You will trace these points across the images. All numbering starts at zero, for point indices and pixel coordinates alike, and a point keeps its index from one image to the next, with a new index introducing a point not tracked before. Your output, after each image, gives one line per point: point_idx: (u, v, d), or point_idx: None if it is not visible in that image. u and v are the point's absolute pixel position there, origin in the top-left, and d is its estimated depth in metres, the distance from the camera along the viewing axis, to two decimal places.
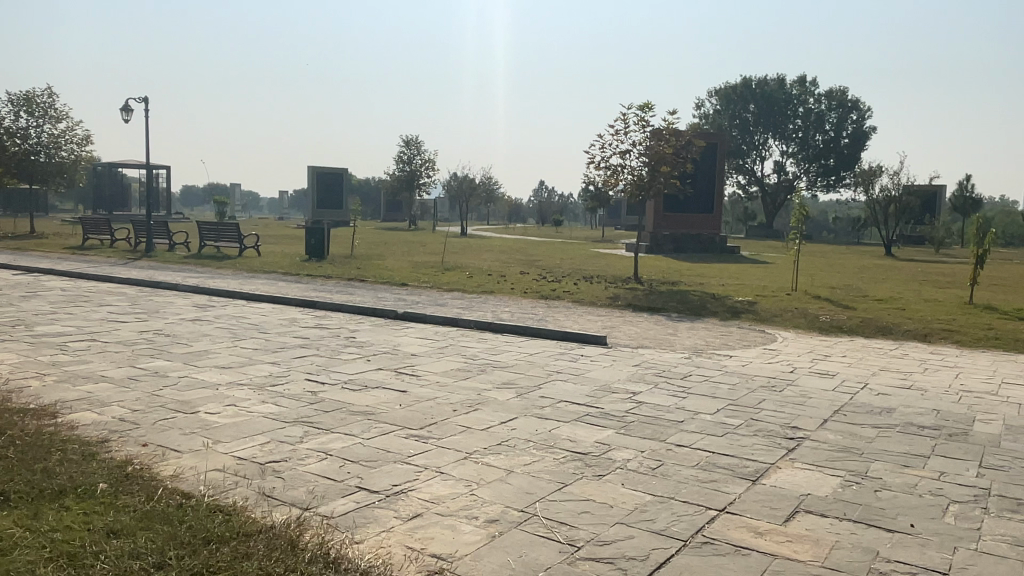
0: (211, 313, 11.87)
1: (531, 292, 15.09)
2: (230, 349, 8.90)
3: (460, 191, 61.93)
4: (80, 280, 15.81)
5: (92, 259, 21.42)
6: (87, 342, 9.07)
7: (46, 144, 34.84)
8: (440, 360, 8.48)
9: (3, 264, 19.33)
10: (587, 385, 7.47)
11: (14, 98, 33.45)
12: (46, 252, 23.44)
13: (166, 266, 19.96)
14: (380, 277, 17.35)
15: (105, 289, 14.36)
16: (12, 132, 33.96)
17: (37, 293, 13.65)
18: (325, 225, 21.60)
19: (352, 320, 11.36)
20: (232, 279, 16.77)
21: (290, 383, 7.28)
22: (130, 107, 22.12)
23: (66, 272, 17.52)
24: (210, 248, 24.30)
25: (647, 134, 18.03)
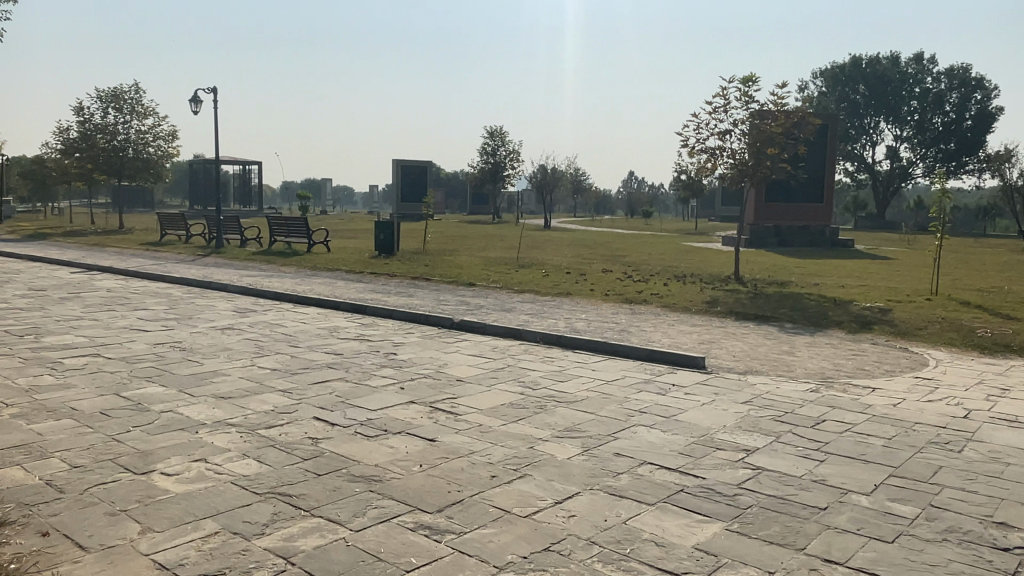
0: (247, 319, 10.53)
1: (614, 294, 13.13)
2: (243, 370, 7.40)
3: (545, 182, 60.04)
4: (133, 279, 14.97)
5: (161, 256, 20.84)
6: (86, 359, 7.79)
7: (133, 139, 35.43)
8: (491, 391, 6.68)
9: (70, 260, 18.94)
10: (682, 436, 5.49)
11: (103, 95, 34.23)
12: (122, 249, 23.21)
13: (230, 263, 19.11)
14: (447, 276, 15.78)
15: (151, 290, 13.36)
16: (102, 128, 34.76)
17: (79, 295, 12.78)
18: (394, 219, 20.24)
19: (400, 330, 9.74)
20: (290, 278, 15.59)
21: (290, 424, 5.65)
22: (199, 98, 21.57)
23: (125, 270, 16.83)
24: (282, 243, 23.51)
25: (751, 112, 15.65)
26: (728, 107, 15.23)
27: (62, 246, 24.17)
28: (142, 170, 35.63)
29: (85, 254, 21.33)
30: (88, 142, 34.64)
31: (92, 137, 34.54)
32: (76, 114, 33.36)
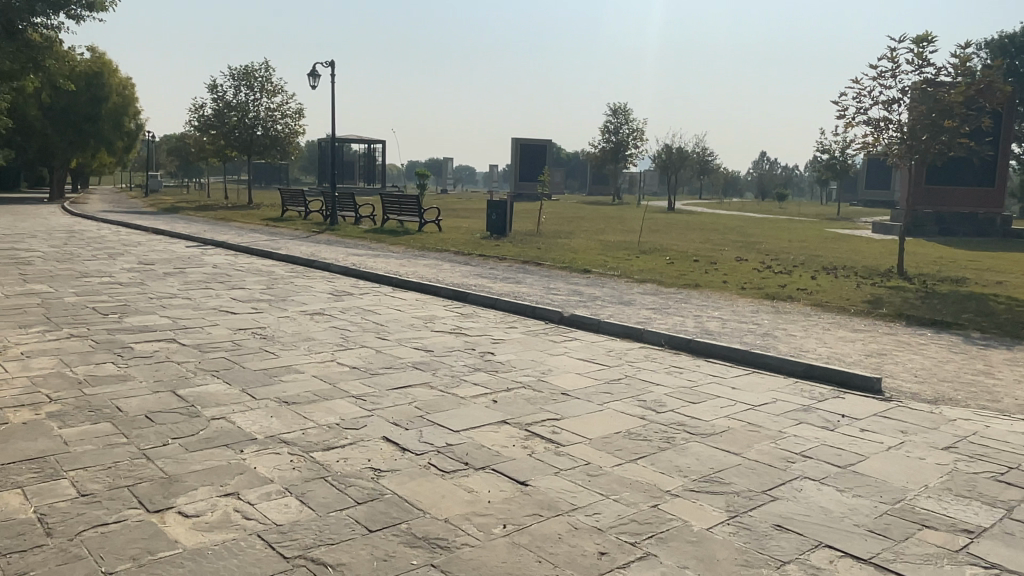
0: (341, 303, 9.69)
1: (752, 288, 11.40)
2: (319, 367, 6.43)
3: (671, 162, 57.32)
4: (241, 255, 14.68)
5: (276, 232, 20.77)
6: (160, 344, 7.09)
7: (263, 117, 36.18)
8: (604, 412, 5.36)
9: (191, 234, 19.11)
10: (868, 502, 3.97)
11: (235, 73, 35.19)
12: (244, 224, 23.49)
13: (342, 241, 18.69)
14: (561, 260, 14.52)
15: (254, 268, 12.89)
16: (234, 105, 35.73)
17: (183, 270, 12.47)
18: (508, 198, 19.13)
19: (503, 324, 8.56)
20: (396, 258, 14.83)
21: (353, 445, 4.57)
22: (317, 72, 21.32)
23: (237, 245, 16.66)
24: (395, 221, 23.00)
25: (925, 77, 13.34)
26: (897, 70, 13.02)
27: (190, 220, 24.80)
28: (270, 147, 36.37)
29: (207, 228, 21.65)
30: (222, 119, 35.76)
31: (225, 114, 35.66)
32: (211, 92, 34.43)
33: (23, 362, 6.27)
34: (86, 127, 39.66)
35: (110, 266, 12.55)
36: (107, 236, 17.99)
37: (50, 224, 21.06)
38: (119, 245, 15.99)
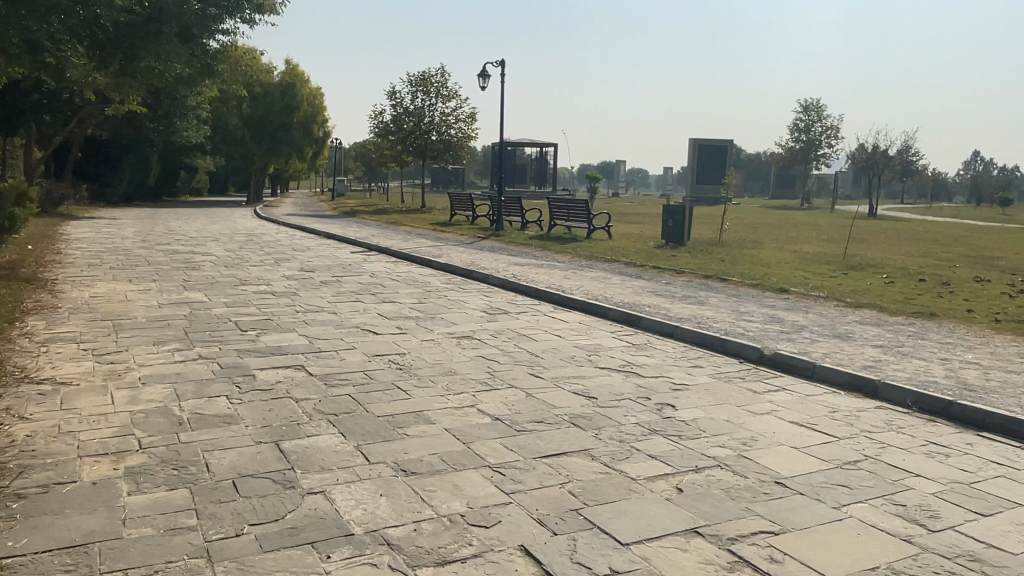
0: (494, 324, 8.48)
1: (1010, 320, 8.89)
2: (454, 416, 5.17)
3: (870, 162, 51.79)
4: (401, 263, 14.06)
5: (442, 237, 20.27)
6: (285, 373, 6.20)
7: (438, 122, 36.47)
8: (844, 527, 3.65)
9: (359, 238, 19.04)
10: None
11: (413, 79, 35.69)
12: (412, 229, 23.31)
13: (506, 248, 17.73)
14: (751, 275, 12.55)
15: (410, 278, 12.11)
16: (411, 111, 36.31)
17: (338, 279, 11.92)
18: (687, 203, 17.24)
19: (685, 362, 6.92)
20: (560, 269, 13.54)
21: (476, 561, 3.23)
22: (487, 73, 20.61)
23: (401, 251, 16.18)
24: (563, 228, 21.77)
25: None
26: None
27: (364, 224, 25.11)
28: (443, 151, 36.60)
29: (377, 232, 21.60)
30: (399, 125, 36.47)
31: (401, 119, 36.31)
32: (390, 98, 35.18)
33: (134, 392, 5.57)
34: (280, 136, 42.27)
35: (271, 273, 12.28)
36: (282, 240, 18.26)
37: (236, 228, 21.95)
38: (289, 250, 16.01)
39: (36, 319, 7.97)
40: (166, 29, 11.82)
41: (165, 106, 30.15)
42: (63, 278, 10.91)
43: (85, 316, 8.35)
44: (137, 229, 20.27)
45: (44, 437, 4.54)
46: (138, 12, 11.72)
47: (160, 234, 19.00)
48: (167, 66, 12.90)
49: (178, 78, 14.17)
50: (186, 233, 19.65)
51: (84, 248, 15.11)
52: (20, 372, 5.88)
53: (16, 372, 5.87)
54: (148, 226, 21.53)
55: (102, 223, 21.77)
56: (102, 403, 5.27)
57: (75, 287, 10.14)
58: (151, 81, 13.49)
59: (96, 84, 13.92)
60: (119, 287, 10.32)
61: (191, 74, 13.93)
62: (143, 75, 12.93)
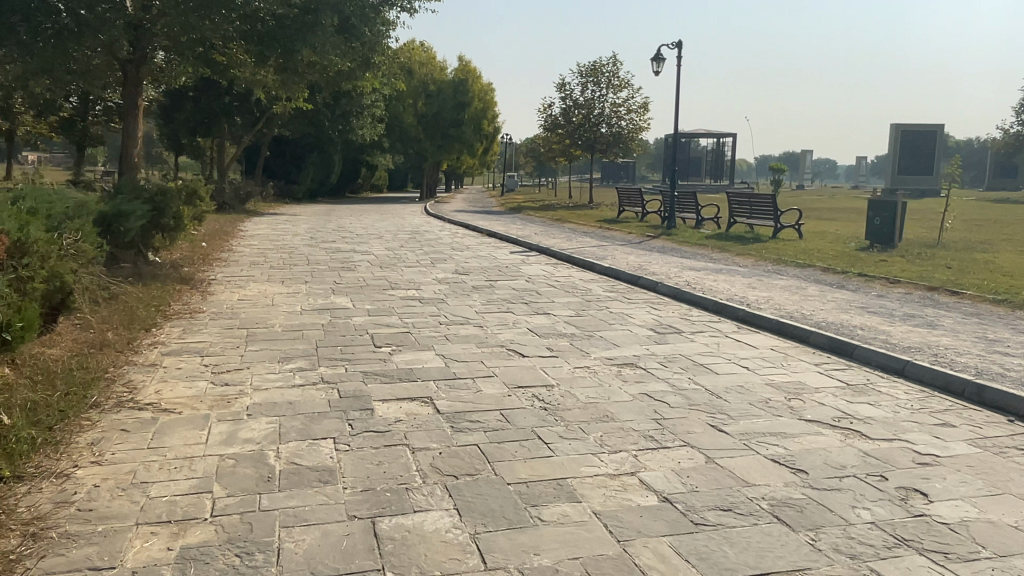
0: (664, 349, 7.03)
1: None
2: (607, 492, 3.87)
3: None
4: (562, 266, 12.90)
5: (609, 235, 18.92)
6: (408, 409, 5.16)
7: (608, 113, 34.94)
8: None
9: (521, 236, 18.15)
10: None
11: (583, 70, 34.44)
12: (578, 226, 22.12)
13: (679, 247, 16.06)
14: (992, 288, 10.09)
15: (569, 283, 10.89)
16: (581, 103, 35.09)
17: (492, 283, 10.95)
18: (899, 198, 14.65)
19: (924, 420, 5.14)
20: (743, 275, 11.75)
21: None
22: (662, 56, 18.94)
23: (563, 250, 15.04)
24: (744, 225, 19.64)
25: None
26: None
27: (529, 221, 24.26)
28: (613, 144, 35.04)
29: (541, 229, 20.63)
30: (567, 118, 35.38)
31: (570, 112, 35.20)
32: (559, 90, 34.17)
33: (234, 426, 4.77)
34: (451, 132, 42.74)
35: (424, 276, 11.54)
36: (444, 238, 17.75)
37: (402, 224, 21.88)
38: (448, 249, 15.40)
39: (175, 324, 7.60)
40: (322, 19, 11.38)
41: (342, 105, 31.11)
42: (220, 278, 10.80)
43: (223, 323, 7.89)
44: (309, 226, 20.69)
45: (109, 491, 3.78)
46: (296, 4, 11.42)
47: (329, 231, 19.21)
48: (326, 61, 12.60)
49: (339, 72, 13.91)
50: (353, 230, 19.74)
51: (254, 246, 15.33)
52: (128, 394, 5.31)
53: (124, 394, 5.30)
54: (320, 223, 22.01)
55: (280, 220, 22.53)
56: (194, 442, 4.49)
57: (226, 289, 9.89)
58: (313, 76, 13.29)
59: (263, 82, 13.97)
60: (269, 289, 9.98)
61: (352, 68, 13.60)
62: (304, 69, 12.72)
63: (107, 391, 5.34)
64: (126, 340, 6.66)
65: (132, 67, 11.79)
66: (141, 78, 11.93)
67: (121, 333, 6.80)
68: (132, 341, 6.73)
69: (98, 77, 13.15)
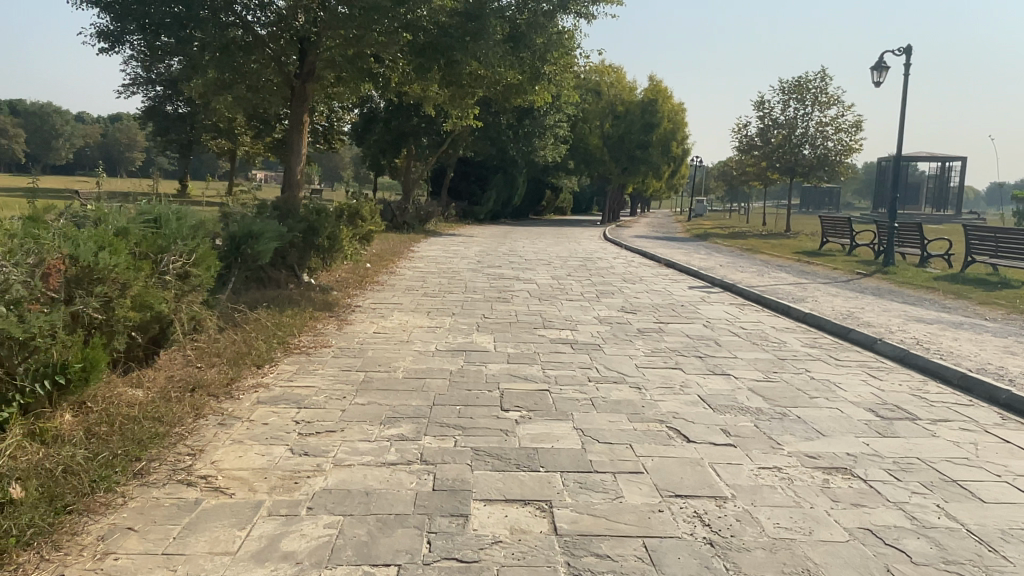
0: (891, 449, 5.03)
1: None
2: None
3: None
4: (750, 308, 10.90)
5: (811, 271, 16.37)
6: (514, 522, 3.71)
7: (813, 133, 31.53)
8: None
9: (705, 268, 16.16)
10: None
11: (786, 86, 31.38)
12: (774, 258, 19.59)
13: (901, 291, 13.30)
14: None
15: (757, 333, 8.94)
16: (781, 122, 32.02)
17: (662, 327, 9.26)
18: None
19: None
20: (994, 334, 9.11)
21: None
22: (884, 64, 16.21)
23: (753, 288, 12.95)
24: (984, 266, 16.20)
25: None
26: None
27: (716, 250, 22.01)
28: (817, 167, 31.46)
29: (728, 261, 18.43)
30: (766, 138, 32.46)
31: (769, 132, 32.27)
32: (757, 109, 31.38)
33: (281, 527, 3.58)
34: (638, 154, 41.02)
35: (584, 313, 10.10)
36: (617, 267, 16.21)
37: (575, 250, 20.61)
38: (619, 281, 13.85)
39: (291, 363, 6.76)
40: (486, 26, 10.40)
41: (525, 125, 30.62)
42: (366, 304, 10.06)
43: (344, 361, 6.94)
44: (480, 249, 20.04)
45: None
46: (461, 11, 10.53)
47: (499, 255, 18.37)
48: (494, 72, 11.72)
49: (509, 87, 12.96)
50: (524, 255, 18.74)
51: (417, 269, 14.72)
52: (188, 459, 4.35)
53: (183, 459, 4.35)
54: (492, 246, 21.30)
55: (453, 241, 22.16)
56: (221, 549, 3.35)
57: (366, 319, 9.05)
58: (480, 91, 12.48)
59: (432, 97, 13.33)
60: (411, 320, 9.05)
61: (521, 81, 12.61)
62: (471, 82, 11.94)
63: (167, 451, 4.44)
64: (224, 381, 5.86)
65: (299, 83, 11.76)
66: (309, 95, 11.85)
67: (223, 372, 6.03)
68: (231, 382, 5.92)
69: (276, 93, 13.22)
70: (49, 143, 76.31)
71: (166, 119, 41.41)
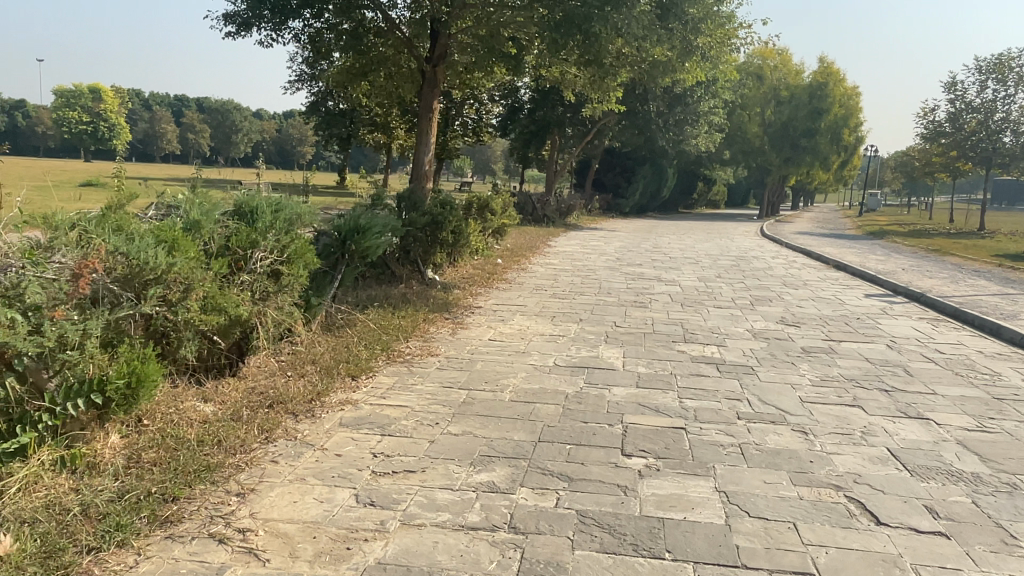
0: None
1: None
2: None
3: None
4: (944, 325, 9.02)
5: (1018, 279, 13.76)
6: None
7: (1016, 117, 27.22)
8: None
9: (883, 273, 14.03)
10: None
11: (983, 65, 27.36)
12: (968, 262, 16.86)
13: None
14: None
15: (956, 360, 7.20)
16: (977, 105, 28.09)
17: (831, 346, 7.72)
18: None
19: None
20: None
21: None
22: None
23: (945, 298, 10.89)
24: None
25: None
26: None
27: (893, 251, 19.44)
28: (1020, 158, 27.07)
29: (911, 264, 16.02)
30: (958, 124, 28.64)
31: (963, 116, 28.44)
32: (947, 91, 27.69)
33: None
34: (803, 143, 37.81)
35: (735, 325, 8.71)
36: (776, 269, 14.46)
37: (728, 248, 18.88)
38: (777, 285, 12.19)
39: (391, 375, 5.98)
40: None
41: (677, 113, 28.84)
42: (489, 306, 9.23)
43: (449, 374, 6.09)
44: (623, 245, 18.81)
45: None
46: None
47: (643, 252, 17.07)
48: (638, 49, 10.50)
49: (658, 66, 11.66)
50: (671, 252, 17.33)
51: (551, 266, 13.79)
52: (233, 501, 3.62)
53: (228, 500, 3.62)
54: (637, 241, 20.00)
55: (595, 236, 21.10)
56: None
57: (485, 324, 8.19)
58: (624, 70, 11.28)
59: (573, 78, 12.30)
60: (534, 327, 8.10)
61: (670, 57, 11.30)
62: (612, 61, 10.81)
63: (213, 489, 3.74)
64: (309, 394, 5.16)
65: (430, 67, 11.03)
66: (439, 80, 11.10)
67: (312, 384, 5.35)
68: (318, 398, 5.20)
69: (410, 80, 12.80)
70: (230, 138, 82.85)
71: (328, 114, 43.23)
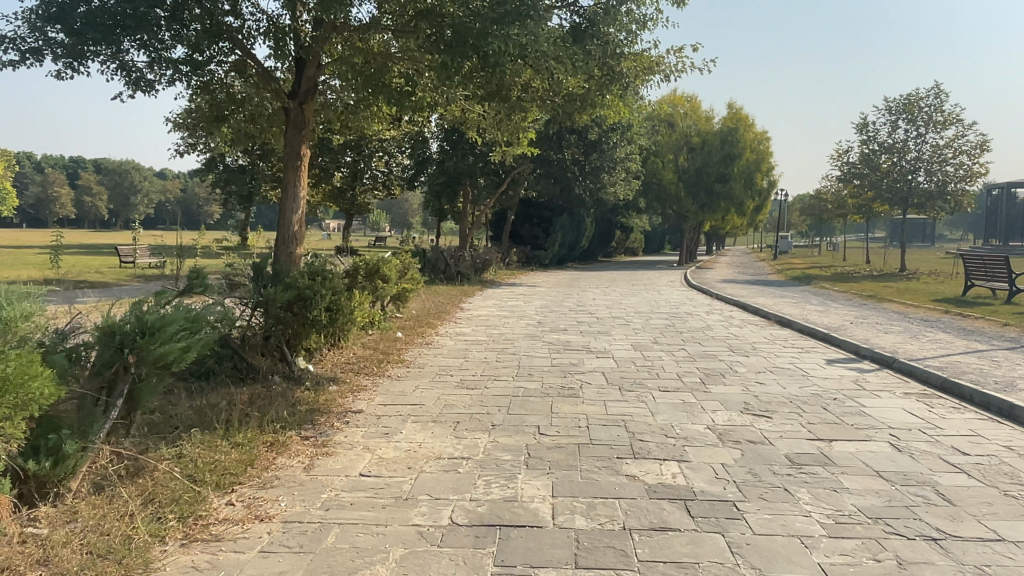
0: None
1: None
2: None
3: None
4: (938, 405, 7.28)
5: (974, 328, 12.50)
6: None
7: (928, 157, 27.26)
8: None
9: (833, 328, 12.53)
10: None
11: (894, 105, 27.28)
12: (911, 308, 15.70)
13: None
14: None
15: (991, 468, 5.36)
16: (889, 145, 27.93)
17: (824, 452, 5.76)
18: None
19: None
20: None
21: None
22: None
23: (916, 361, 9.29)
24: None
25: None
26: None
27: (828, 298, 18.26)
28: (935, 198, 27.06)
29: (856, 315, 14.68)
30: (871, 165, 28.46)
31: (875, 157, 28.28)
32: (859, 132, 27.51)
33: None
34: (718, 188, 37.34)
35: (692, 421, 6.68)
36: (717, 329, 12.75)
37: (657, 303, 17.25)
38: (724, 352, 10.39)
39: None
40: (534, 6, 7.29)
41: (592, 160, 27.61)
42: (369, 410, 6.96)
43: (273, 564, 3.79)
44: (544, 304, 16.89)
45: None
46: None
47: (566, 313, 15.17)
48: (548, 77, 8.61)
49: (573, 100, 9.88)
50: (597, 311, 15.47)
51: (460, 338, 11.62)
52: None
53: None
54: (558, 299, 18.11)
55: (513, 294, 19.13)
56: None
57: (358, 443, 5.88)
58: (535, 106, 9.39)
59: (475, 114, 10.35)
60: (426, 447, 5.85)
61: (587, 88, 9.48)
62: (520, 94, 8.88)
63: None
64: None
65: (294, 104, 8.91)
66: (307, 121, 8.96)
67: None
68: None
69: (278, 123, 10.58)
70: (129, 200, 77.92)
71: (226, 171, 39.79)
